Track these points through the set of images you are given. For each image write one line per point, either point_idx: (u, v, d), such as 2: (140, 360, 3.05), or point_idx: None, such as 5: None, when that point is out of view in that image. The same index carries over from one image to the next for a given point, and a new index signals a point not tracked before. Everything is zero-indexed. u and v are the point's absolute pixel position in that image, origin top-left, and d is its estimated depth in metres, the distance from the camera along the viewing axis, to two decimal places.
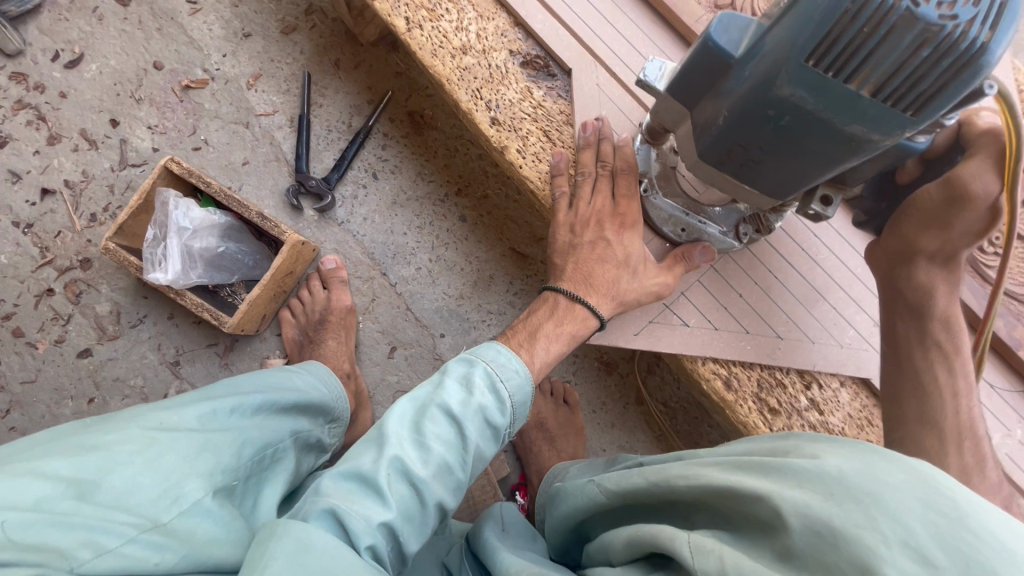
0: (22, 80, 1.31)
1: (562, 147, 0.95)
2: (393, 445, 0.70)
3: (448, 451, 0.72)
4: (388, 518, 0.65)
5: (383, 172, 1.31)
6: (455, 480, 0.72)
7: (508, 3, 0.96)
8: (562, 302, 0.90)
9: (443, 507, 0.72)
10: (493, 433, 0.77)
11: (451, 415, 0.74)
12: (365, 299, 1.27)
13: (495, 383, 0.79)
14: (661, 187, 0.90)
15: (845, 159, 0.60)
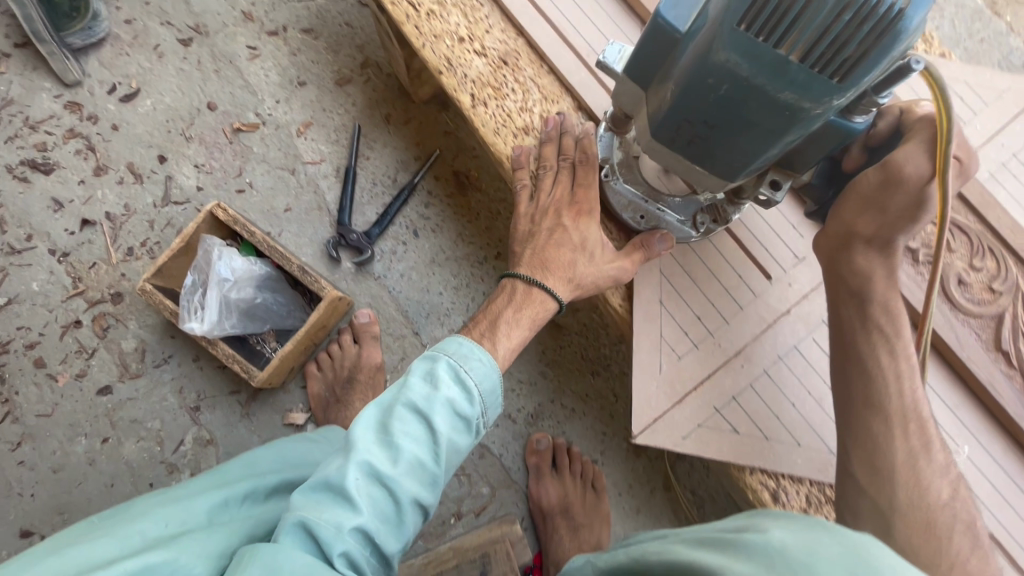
0: (77, 109, 1.33)
1: (617, 236, 0.94)
2: (361, 448, 0.68)
3: (415, 448, 0.69)
4: (361, 524, 0.64)
5: (423, 230, 1.31)
6: (429, 475, 0.70)
7: (574, 89, 0.97)
8: (515, 288, 0.87)
9: (420, 504, 0.70)
10: (464, 425, 0.74)
11: (415, 410, 0.71)
12: (394, 357, 1.25)
13: (462, 375, 0.75)
14: (623, 173, 0.89)
15: (784, 133, 0.58)
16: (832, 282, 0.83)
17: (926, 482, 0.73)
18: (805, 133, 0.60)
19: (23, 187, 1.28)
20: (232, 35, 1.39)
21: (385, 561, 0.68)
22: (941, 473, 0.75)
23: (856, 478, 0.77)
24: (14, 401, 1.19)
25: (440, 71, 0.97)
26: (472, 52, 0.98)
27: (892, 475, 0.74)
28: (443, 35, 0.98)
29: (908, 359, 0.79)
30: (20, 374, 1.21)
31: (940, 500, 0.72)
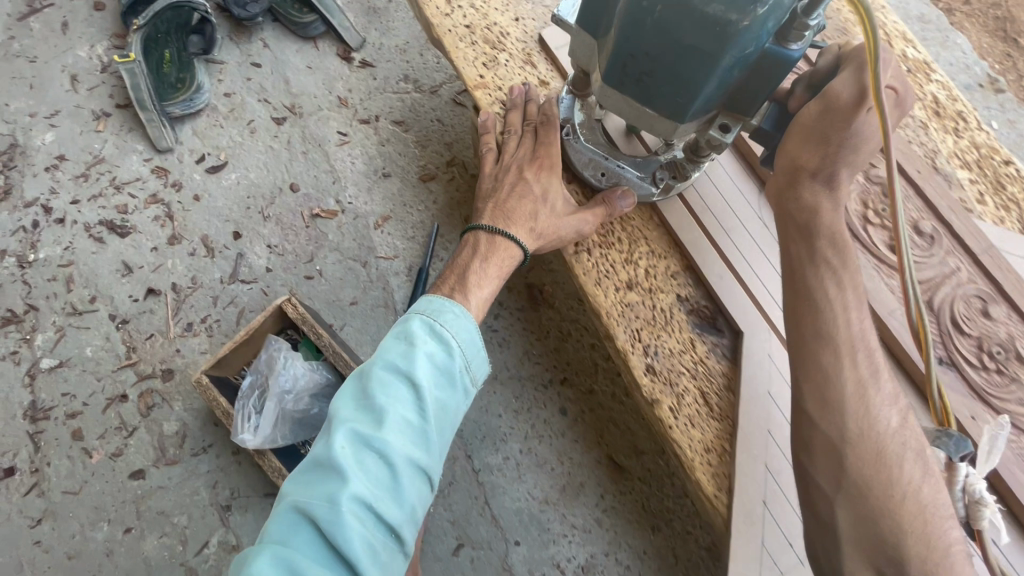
0: (163, 175, 1.33)
1: (719, 414, 0.84)
2: (344, 417, 0.67)
3: (398, 409, 0.66)
4: (353, 492, 0.61)
5: (489, 343, 1.24)
6: (420, 434, 0.67)
7: (685, 247, 0.91)
8: (473, 241, 0.87)
9: (416, 464, 0.66)
10: (448, 380, 0.71)
11: (393, 371, 0.69)
12: (442, 480, 1.16)
13: (437, 330, 0.72)
14: (582, 133, 0.93)
15: (719, 52, 0.61)
16: (780, 218, 0.80)
17: (876, 414, 0.69)
18: (740, 59, 0.63)
19: (96, 247, 1.27)
20: (325, 119, 1.39)
21: (394, 532, 0.64)
22: (891, 402, 0.71)
23: (809, 416, 0.71)
24: (44, 473, 1.14)
25: None
26: (581, 193, 0.94)
27: (844, 406, 0.70)
28: None
29: (856, 289, 0.76)
30: (55, 445, 1.15)
31: (889, 429, 0.69)
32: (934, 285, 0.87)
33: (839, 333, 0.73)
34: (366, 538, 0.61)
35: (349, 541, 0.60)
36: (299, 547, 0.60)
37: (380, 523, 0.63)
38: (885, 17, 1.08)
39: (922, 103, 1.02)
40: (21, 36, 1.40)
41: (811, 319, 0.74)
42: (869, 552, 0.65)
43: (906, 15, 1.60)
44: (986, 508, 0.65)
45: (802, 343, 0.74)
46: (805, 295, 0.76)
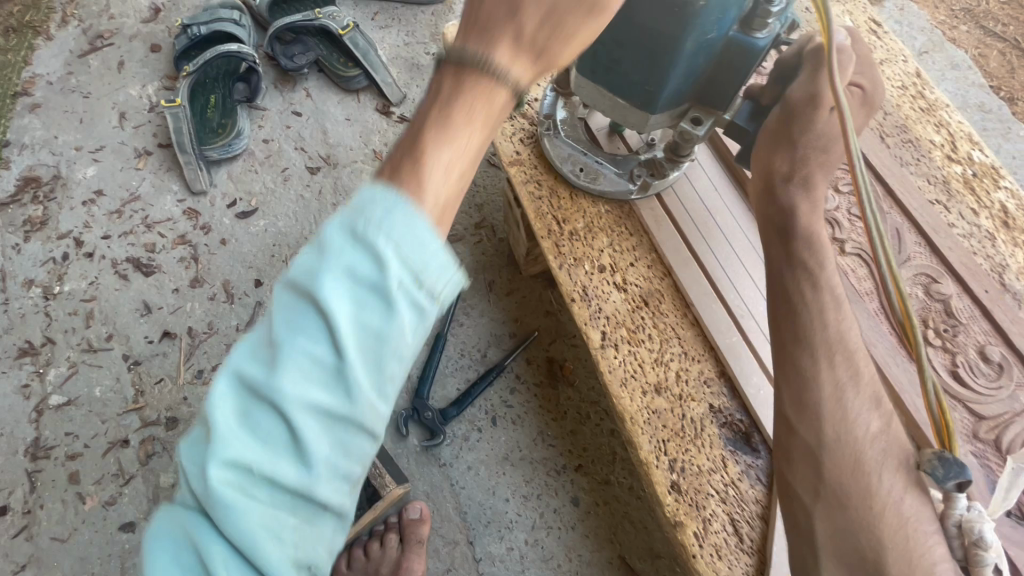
0: (194, 217, 1.33)
1: (751, 549, 0.76)
2: (230, 350, 0.43)
3: (297, 323, 0.39)
4: (228, 465, 0.39)
5: (503, 418, 1.18)
6: (337, 393, 0.39)
7: (723, 353, 0.84)
8: (431, 98, 0.43)
9: (331, 439, 0.39)
10: (379, 303, 0.38)
11: (301, 255, 0.41)
12: (440, 566, 1.08)
13: (363, 226, 0.39)
14: (564, 130, 0.94)
15: (684, 38, 0.60)
16: (761, 218, 0.79)
17: (853, 421, 0.68)
18: (704, 46, 0.63)
19: (120, 284, 1.27)
20: (358, 172, 1.39)
21: (306, 507, 0.40)
22: (870, 407, 0.69)
23: (788, 422, 0.71)
24: (35, 516, 1.10)
25: (573, 298, 0.87)
26: (611, 283, 0.88)
27: (822, 414, 0.69)
28: (584, 258, 0.89)
29: (833, 291, 0.74)
30: (51, 487, 1.12)
31: (868, 435, 0.68)
32: (1003, 423, 0.78)
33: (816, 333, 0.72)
34: (263, 515, 0.39)
35: (231, 520, 0.39)
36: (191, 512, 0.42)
37: (282, 497, 0.39)
38: (949, 116, 1.02)
39: (989, 212, 0.94)
40: (79, 72, 1.45)
41: (790, 321, 0.73)
42: (850, 566, 0.64)
43: (967, 105, 1.54)
44: (987, 552, 0.62)
45: (781, 347, 0.73)
46: (784, 302, 0.74)
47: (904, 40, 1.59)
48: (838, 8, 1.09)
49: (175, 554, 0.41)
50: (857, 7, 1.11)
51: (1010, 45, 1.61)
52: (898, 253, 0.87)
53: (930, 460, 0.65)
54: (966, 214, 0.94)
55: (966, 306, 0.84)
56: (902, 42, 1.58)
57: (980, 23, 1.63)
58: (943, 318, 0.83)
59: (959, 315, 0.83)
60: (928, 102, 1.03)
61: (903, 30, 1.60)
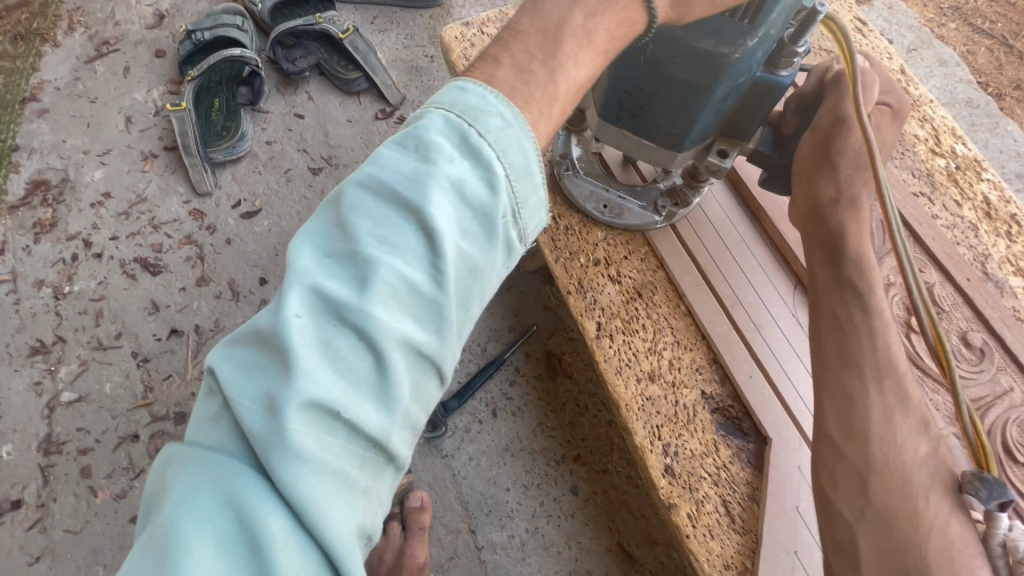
0: (199, 218, 1.36)
1: (741, 530, 0.79)
2: (302, 265, 0.45)
3: (396, 262, 0.44)
4: (307, 393, 0.40)
5: (503, 411, 1.21)
6: (433, 303, 0.45)
7: (713, 342, 0.87)
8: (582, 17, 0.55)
9: (420, 351, 0.45)
10: (482, 224, 0.47)
11: (394, 200, 0.46)
12: (443, 554, 1.11)
13: (475, 145, 0.48)
14: (583, 169, 0.94)
15: (716, 86, 0.62)
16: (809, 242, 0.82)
17: (900, 443, 0.67)
18: (736, 90, 0.65)
19: (128, 284, 1.30)
20: None
21: (378, 445, 0.43)
22: (918, 432, 0.68)
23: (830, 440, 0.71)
24: (49, 509, 1.13)
25: (569, 290, 0.90)
26: (606, 276, 0.91)
27: (868, 436, 0.68)
28: (580, 251, 0.92)
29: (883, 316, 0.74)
30: (64, 481, 1.15)
31: (916, 458, 0.66)
32: (984, 405, 0.81)
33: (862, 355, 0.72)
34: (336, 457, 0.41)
35: (304, 463, 0.40)
36: (239, 461, 0.41)
37: (360, 437, 0.42)
38: (933, 111, 1.05)
39: (972, 203, 0.97)
40: (85, 78, 1.48)
41: (835, 341, 0.75)
42: None
43: (955, 101, 1.57)
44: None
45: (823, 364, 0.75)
46: (832, 323, 0.76)
47: (893, 37, 1.62)
48: None
49: (207, 513, 0.39)
50: (842, 7, 1.15)
51: (997, 41, 1.64)
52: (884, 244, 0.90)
53: (971, 480, 0.60)
54: (950, 205, 0.97)
55: (949, 294, 0.87)
56: (891, 40, 1.62)
57: (968, 20, 1.66)
58: (928, 305, 0.86)
59: (942, 303, 0.86)
60: (913, 98, 1.06)
61: (892, 28, 1.63)
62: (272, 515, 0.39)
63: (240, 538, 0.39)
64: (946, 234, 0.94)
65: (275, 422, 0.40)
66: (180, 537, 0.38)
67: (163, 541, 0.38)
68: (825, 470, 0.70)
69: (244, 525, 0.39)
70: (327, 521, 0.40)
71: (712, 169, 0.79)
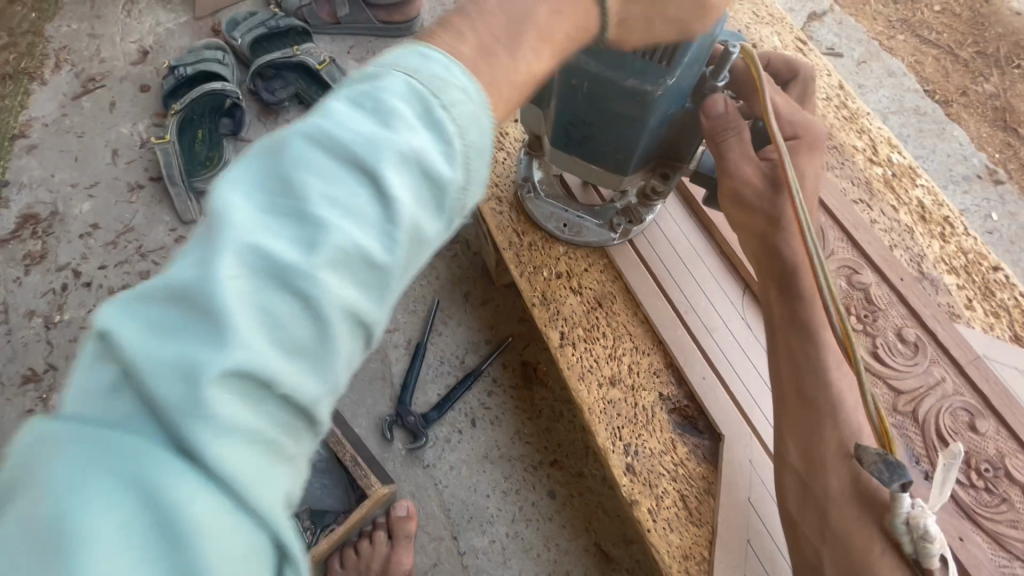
0: (186, 245, 1.42)
1: (700, 522, 0.84)
2: (219, 227, 0.36)
3: (345, 234, 0.37)
4: (221, 383, 0.33)
5: (481, 420, 1.26)
6: (378, 275, 0.38)
7: (668, 346, 0.93)
8: (546, 14, 0.49)
9: (359, 329, 0.38)
10: (436, 190, 0.41)
11: (343, 164, 0.38)
12: (427, 561, 1.16)
13: (434, 107, 0.41)
14: (544, 190, 1.00)
15: (645, 118, 0.68)
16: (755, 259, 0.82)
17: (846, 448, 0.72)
18: (664, 119, 0.71)
19: None
20: None
21: (302, 429, 0.37)
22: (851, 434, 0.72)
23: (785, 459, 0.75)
24: None
25: (534, 303, 0.96)
26: (568, 288, 0.97)
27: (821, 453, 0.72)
28: (543, 265, 0.98)
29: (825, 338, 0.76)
30: None
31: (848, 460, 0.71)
32: (918, 396, 0.87)
33: (819, 391, 0.74)
34: (243, 471, 0.33)
35: (205, 464, 0.32)
36: (93, 480, 0.31)
37: (276, 428, 0.35)
38: (870, 123, 1.13)
39: (908, 208, 1.04)
40: (72, 113, 1.54)
41: (794, 376, 0.76)
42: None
43: (904, 108, 1.66)
44: (932, 545, 0.62)
45: (787, 401, 0.77)
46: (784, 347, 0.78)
47: (843, 51, 1.71)
48: (767, 32, 1.21)
49: (44, 553, 0.30)
50: (785, 28, 1.23)
51: (944, 51, 1.73)
52: (823, 249, 0.96)
53: (875, 463, 0.60)
54: (887, 210, 1.04)
55: (885, 293, 0.94)
56: (842, 54, 1.71)
57: (916, 32, 1.76)
58: (865, 305, 0.93)
59: (878, 302, 0.93)
60: (851, 111, 1.14)
61: (842, 43, 1.72)
62: (165, 528, 0.31)
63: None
64: (883, 238, 1.01)
65: (176, 427, 0.32)
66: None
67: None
68: (793, 499, 0.74)
69: (113, 547, 0.30)
70: (226, 544, 0.32)
71: (658, 189, 0.87)
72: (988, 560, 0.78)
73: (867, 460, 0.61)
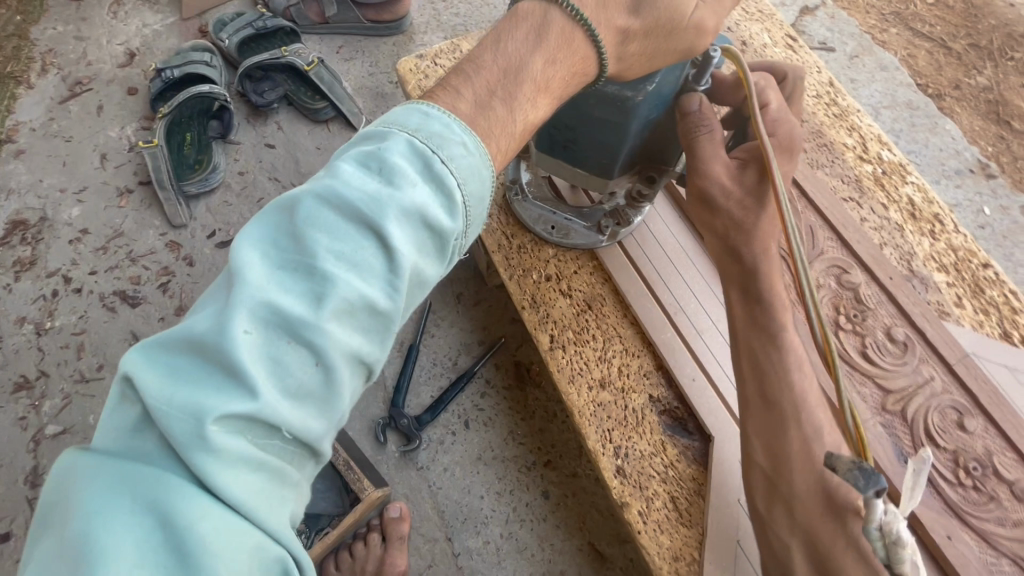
0: (176, 249, 1.41)
1: (689, 523, 0.85)
2: (254, 274, 0.43)
3: (354, 280, 0.44)
4: (256, 408, 0.41)
5: (475, 421, 1.26)
6: (378, 318, 0.46)
7: (658, 348, 0.93)
8: (545, 63, 0.54)
9: (361, 364, 0.46)
10: (430, 244, 0.48)
11: (353, 218, 0.45)
12: (422, 562, 1.16)
13: (434, 169, 0.48)
14: (532, 193, 1.00)
15: (628, 123, 0.68)
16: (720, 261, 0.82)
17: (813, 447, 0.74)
18: (648, 123, 0.70)
19: (108, 316, 1.35)
20: None
21: (312, 447, 0.45)
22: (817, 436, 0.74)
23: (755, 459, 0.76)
24: None
25: (523, 306, 0.96)
26: (558, 291, 0.97)
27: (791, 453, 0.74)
28: (533, 268, 0.98)
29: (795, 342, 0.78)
30: None
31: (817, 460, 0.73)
32: (907, 395, 0.87)
33: (783, 393, 0.76)
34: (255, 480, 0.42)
35: (244, 469, 0.41)
36: (167, 469, 0.41)
37: (297, 444, 0.44)
38: (860, 120, 1.13)
39: (898, 205, 1.04)
40: (60, 117, 1.53)
41: (757, 379, 0.78)
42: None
43: (896, 102, 1.65)
44: (906, 552, 0.53)
45: (750, 402, 0.78)
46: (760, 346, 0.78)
47: (835, 46, 1.70)
48: (757, 28, 1.21)
49: (126, 522, 0.39)
50: (774, 24, 1.22)
51: (936, 44, 1.72)
52: (812, 248, 0.97)
53: (849, 470, 0.56)
54: (877, 208, 1.03)
55: (874, 292, 0.94)
56: (834, 48, 1.70)
57: (909, 25, 1.75)
58: (854, 305, 0.93)
59: (867, 302, 0.93)
60: (841, 108, 1.13)
61: (835, 37, 1.71)
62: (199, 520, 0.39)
63: (164, 549, 0.39)
64: (873, 236, 1.01)
65: (213, 433, 0.40)
66: (96, 543, 0.38)
67: (78, 549, 0.38)
68: (760, 500, 0.75)
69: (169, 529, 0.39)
70: (263, 521, 0.42)
71: (643, 192, 0.86)
72: (976, 558, 0.78)
73: (841, 467, 0.57)
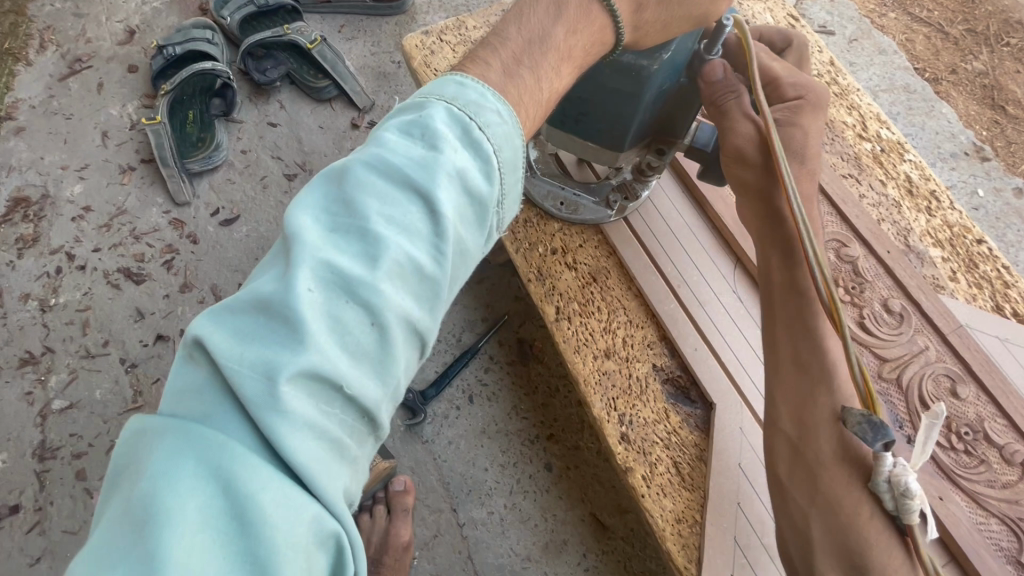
0: (180, 227, 1.41)
1: (693, 488, 0.87)
2: (311, 235, 0.45)
3: (403, 243, 0.46)
4: (317, 365, 0.42)
5: (479, 397, 1.28)
6: (427, 281, 0.47)
7: (660, 319, 0.95)
8: (568, 32, 0.57)
9: (413, 329, 0.47)
10: (474, 211, 0.50)
11: (401, 184, 0.47)
12: (427, 532, 1.18)
13: (473, 137, 0.50)
14: (539, 169, 1.01)
15: (642, 94, 0.69)
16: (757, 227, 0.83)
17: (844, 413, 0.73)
18: (659, 94, 0.71)
19: (112, 293, 1.35)
20: None
21: (369, 415, 0.46)
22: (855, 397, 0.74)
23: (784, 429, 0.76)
24: (46, 512, 1.18)
25: (529, 279, 0.98)
26: (564, 264, 0.99)
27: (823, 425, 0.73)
28: (539, 242, 0.99)
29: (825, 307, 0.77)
30: (59, 484, 1.20)
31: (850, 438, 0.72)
32: (902, 363, 0.90)
33: (817, 358, 0.76)
34: (312, 458, 0.42)
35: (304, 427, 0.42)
36: (231, 430, 0.41)
37: (354, 409, 0.45)
38: (860, 99, 1.15)
39: (896, 182, 1.06)
40: (59, 95, 1.52)
41: (792, 343, 0.78)
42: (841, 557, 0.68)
43: (893, 86, 1.67)
44: (914, 501, 0.63)
45: (782, 367, 0.78)
46: (796, 310, 0.78)
47: (835, 29, 1.71)
48: (760, 8, 1.22)
49: (192, 481, 0.39)
50: (777, 5, 1.24)
51: (934, 29, 1.74)
52: None
53: (859, 423, 0.63)
54: (875, 185, 1.06)
55: (872, 266, 0.96)
56: (833, 32, 1.71)
57: (907, 10, 1.76)
58: (852, 278, 0.95)
59: (865, 274, 0.95)
60: (841, 87, 1.15)
61: (834, 20, 1.73)
62: (265, 487, 0.40)
63: (226, 513, 0.39)
64: (871, 212, 1.03)
65: (285, 391, 0.41)
66: (165, 506, 0.38)
67: (144, 506, 0.38)
68: (783, 463, 0.76)
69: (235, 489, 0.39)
70: (319, 486, 0.42)
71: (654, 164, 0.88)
72: (966, 519, 0.82)
73: (851, 422, 0.64)
